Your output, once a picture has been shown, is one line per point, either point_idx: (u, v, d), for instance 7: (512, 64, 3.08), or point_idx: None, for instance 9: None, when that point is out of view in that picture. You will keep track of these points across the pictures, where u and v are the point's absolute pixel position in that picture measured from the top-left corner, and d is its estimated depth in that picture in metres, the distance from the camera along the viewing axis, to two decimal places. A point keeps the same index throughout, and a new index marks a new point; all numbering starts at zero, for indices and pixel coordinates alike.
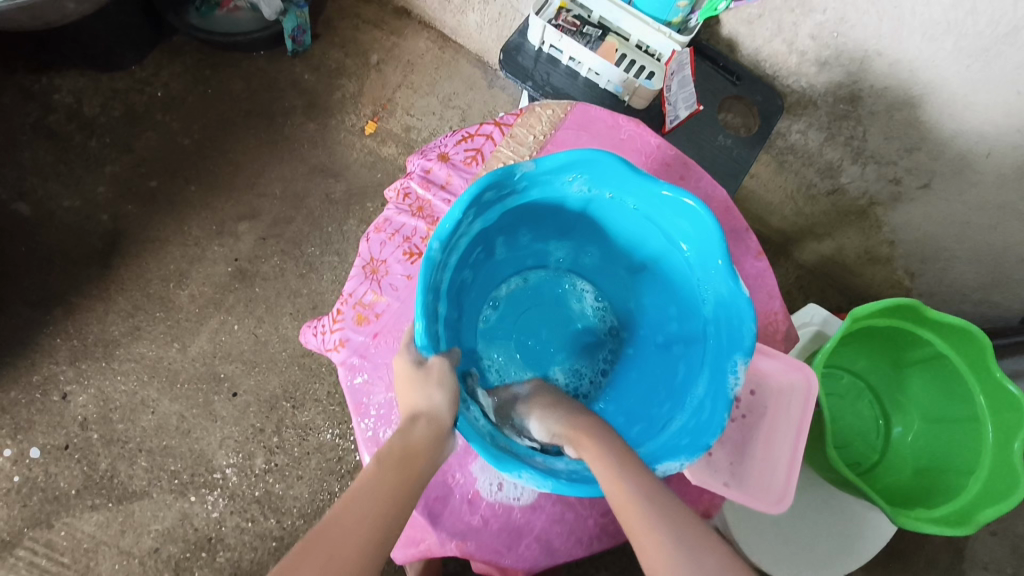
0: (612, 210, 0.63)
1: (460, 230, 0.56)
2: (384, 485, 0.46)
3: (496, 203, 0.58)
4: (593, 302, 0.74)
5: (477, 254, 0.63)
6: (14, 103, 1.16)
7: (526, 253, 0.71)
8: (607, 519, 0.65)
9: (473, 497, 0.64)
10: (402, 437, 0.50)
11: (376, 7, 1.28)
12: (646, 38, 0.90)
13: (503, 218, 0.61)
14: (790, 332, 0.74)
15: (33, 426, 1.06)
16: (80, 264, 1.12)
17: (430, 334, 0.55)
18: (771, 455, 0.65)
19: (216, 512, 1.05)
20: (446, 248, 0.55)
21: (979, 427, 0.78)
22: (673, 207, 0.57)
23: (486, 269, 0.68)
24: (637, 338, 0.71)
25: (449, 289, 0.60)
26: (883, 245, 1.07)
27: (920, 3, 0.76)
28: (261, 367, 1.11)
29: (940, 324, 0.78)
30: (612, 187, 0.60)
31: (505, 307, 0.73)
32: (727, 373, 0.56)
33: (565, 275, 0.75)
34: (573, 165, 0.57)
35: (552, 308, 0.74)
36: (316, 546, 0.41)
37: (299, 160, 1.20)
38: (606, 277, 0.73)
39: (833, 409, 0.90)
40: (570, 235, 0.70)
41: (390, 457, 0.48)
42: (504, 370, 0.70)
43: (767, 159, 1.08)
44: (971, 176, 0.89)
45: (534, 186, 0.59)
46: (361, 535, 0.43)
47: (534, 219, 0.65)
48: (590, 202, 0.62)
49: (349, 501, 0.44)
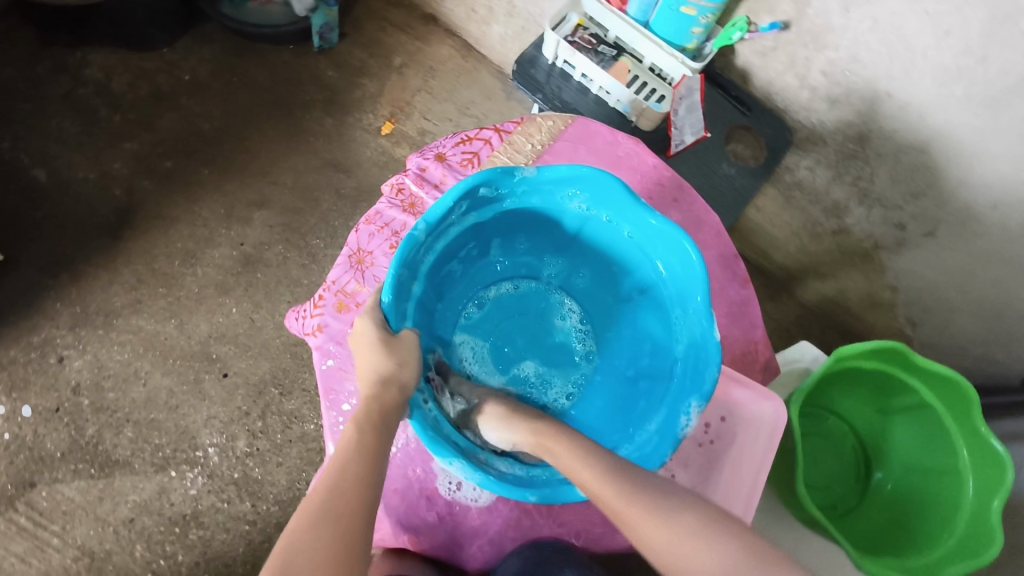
0: (608, 234, 0.64)
1: (449, 219, 0.57)
2: (369, 450, 0.49)
3: (491, 203, 0.59)
4: (577, 325, 0.73)
5: (468, 250, 0.65)
6: (47, 73, 1.21)
7: (520, 260, 0.71)
8: (562, 530, 0.68)
9: (431, 494, 0.66)
10: (377, 400, 0.52)
11: (404, 11, 1.31)
12: (659, 62, 0.91)
13: (497, 220, 0.62)
14: (770, 362, 0.75)
15: (28, 385, 1.08)
16: (91, 233, 1.15)
17: (396, 311, 0.56)
18: (733, 481, 0.67)
19: (194, 489, 1.07)
20: (433, 233, 0.57)
21: (960, 480, 0.76)
22: (664, 238, 0.59)
23: (476, 268, 0.69)
24: (612, 365, 0.70)
25: (431, 274, 0.61)
26: (886, 290, 1.05)
27: (932, 48, 0.76)
28: (253, 351, 1.13)
29: (927, 371, 0.76)
30: (610, 210, 0.61)
31: (489, 309, 0.72)
32: (681, 414, 0.57)
33: (556, 292, 0.74)
34: (574, 180, 0.58)
35: (534, 320, 0.73)
36: (321, 516, 0.45)
37: (313, 153, 1.23)
38: (594, 303, 0.72)
39: (813, 449, 0.87)
40: (567, 252, 0.70)
41: (367, 421, 0.51)
42: (474, 372, 0.70)
43: (773, 194, 1.05)
44: (976, 228, 0.88)
45: (532, 194, 0.60)
46: (360, 499, 0.47)
47: (531, 227, 0.66)
48: (587, 220, 0.63)
49: (342, 470, 0.48)
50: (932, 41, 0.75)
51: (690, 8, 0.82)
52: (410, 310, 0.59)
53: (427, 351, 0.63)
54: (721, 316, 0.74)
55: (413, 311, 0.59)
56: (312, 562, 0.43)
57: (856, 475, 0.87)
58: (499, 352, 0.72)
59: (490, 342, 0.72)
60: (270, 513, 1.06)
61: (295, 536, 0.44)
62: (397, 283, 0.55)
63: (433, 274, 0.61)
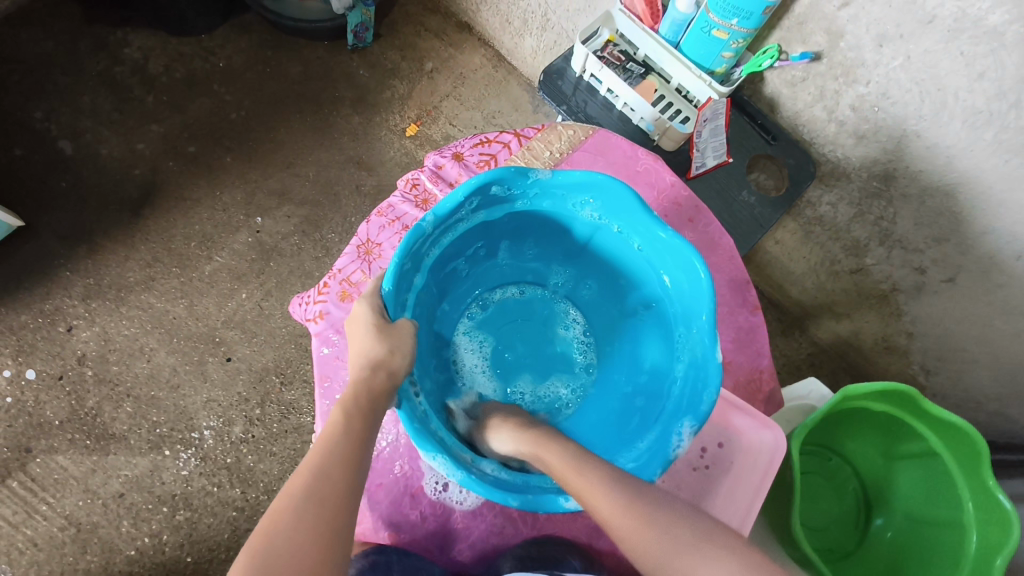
0: (618, 246, 0.64)
1: (459, 214, 0.58)
2: (355, 436, 0.49)
3: (502, 202, 0.59)
4: (581, 335, 0.74)
5: (476, 248, 0.65)
6: (88, 49, 1.24)
7: (527, 267, 0.73)
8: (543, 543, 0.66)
9: (416, 491, 0.66)
10: (365, 385, 0.52)
11: (441, 18, 1.33)
12: (686, 82, 0.91)
13: (507, 221, 0.63)
14: (773, 394, 0.73)
15: (35, 350, 1.10)
16: (113, 208, 1.17)
17: (395, 301, 0.56)
18: (729, 509, 0.66)
19: (185, 470, 1.07)
20: (440, 227, 0.57)
21: (960, 533, 0.72)
22: (673, 251, 0.58)
23: (483, 267, 0.70)
24: (609, 381, 0.70)
25: (435, 266, 0.62)
26: (901, 334, 1.03)
27: (965, 89, 0.74)
28: (259, 338, 1.13)
29: (936, 418, 0.73)
30: (622, 221, 0.61)
31: (493, 312, 0.74)
32: (673, 434, 0.56)
33: (561, 301, 0.75)
34: (587, 187, 0.59)
35: (537, 326, 0.74)
36: (305, 499, 0.45)
37: (337, 149, 1.24)
38: (598, 315, 0.73)
39: (812, 488, 0.85)
40: (574, 262, 0.71)
41: (354, 407, 0.51)
42: (471, 372, 0.70)
43: (794, 226, 1.05)
44: (999, 278, 0.85)
45: (544, 198, 0.60)
46: (345, 480, 0.47)
47: (540, 233, 0.66)
48: (597, 229, 0.63)
49: (327, 454, 0.48)
50: (965, 82, 0.74)
51: (722, 31, 0.81)
52: (409, 300, 0.59)
53: (425, 345, 0.64)
54: (727, 340, 0.73)
55: (413, 302, 0.59)
56: (294, 542, 0.43)
57: (857, 519, 0.84)
58: (497, 356, 0.72)
59: (490, 345, 0.73)
60: (258, 502, 1.06)
61: (280, 517, 0.44)
62: (398, 271, 0.56)
63: (437, 268, 0.62)
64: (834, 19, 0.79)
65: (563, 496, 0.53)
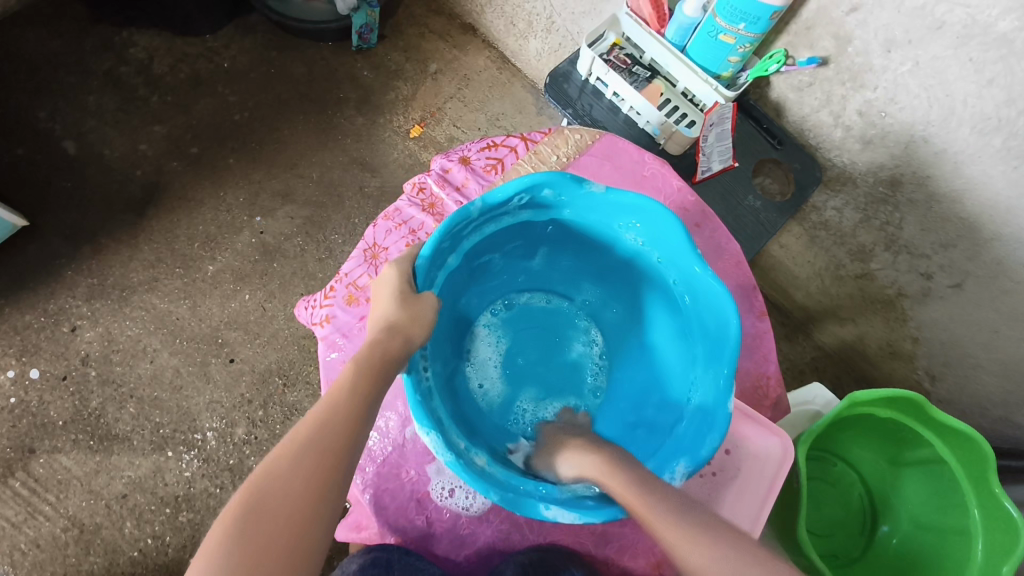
0: (654, 275, 0.64)
1: (507, 207, 0.59)
2: (362, 391, 0.50)
3: (548, 208, 0.61)
4: (597, 356, 0.77)
5: (513, 247, 0.68)
6: (93, 49, 1.24)
7: (560, 276, 0.75)
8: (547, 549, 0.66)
9: (422, 496, 0.66)
10: (382, 347, 0.52)
11: (445, 20, 1.33)
12: (692, 86, 0.91)
13: (549, 227, 0.65)
14: (780, 400, 0.73)
15: (39, 350, 1.10)
16: (117, 208, 1.17)
17: (426, 275, 0.58)
18: (735, 517, 0.65)
19: (188, 472, 1.06)
20: (486, 215, 0.59)
21: (965, 541, 0.72)
22: (707, 293, 0.58)
23: (516, 267, 0.72)
24: (612, 405, 0.73)
25: (470, 255, 0.63)
26: (906, 340, 1.03)
27: (973, 95, 0.74)
28: (262, 339, 1.13)
29: (943, 426, 0.73)
30: (664, 252, 0.61)
31: (515, 313, 0.77)
32: (666, 470, 0.56)
33: (584, 319, 0.78)
34: (636, 212, 0.59)
35: (554, 337, 0.77)
36: (304, 448, 0.47)
37: (341, 150, 1.24)
38: (616, 340, 0.75)
39: (817, 495, 0.84)
40: (608, 282, 0.72)
41: (366, 363, 0.51)
42: (482, 365, 0.73)
43: (799, 231, 1.05)
44: (1006, 284, 0.85)
45: (590, 213, 0.61)
46: (346, 441, 0.48)
47: (578, 246, 0.68)
48: (637, 256, 0.64)
49: (333, 404, 0.49)
50: (974, 88, 0.73)
51: (728, 36, 0.81)
52: (439, 278, 0.61)
53: (444, 324, 0.66)
54: None
55: (442, 280, 0.61)
56: (289, 488, 0.45)
57: (863, 526, 0.83)
58: (511, 356, 0.75)
59: (507, 343, 0.75)
60: None
61: (280, 462, 0.46)
62: (435, 250, 0.57)
63: (472, 256, 0.64)
64: (841, 24, 0.79)
65: (543, 504, 0.53)
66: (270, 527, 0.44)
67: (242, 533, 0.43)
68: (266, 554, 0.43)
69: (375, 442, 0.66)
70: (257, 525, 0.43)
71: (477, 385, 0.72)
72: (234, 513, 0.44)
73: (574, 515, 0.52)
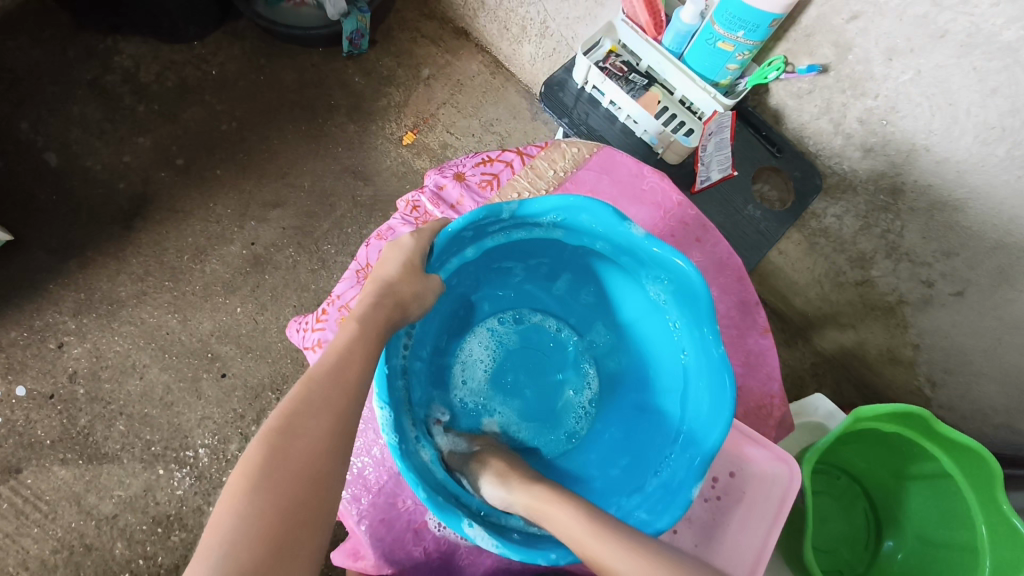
0: (665, 335, 0.65)
1: (541, 223, 0.61)
2: (369, 350, 0.52)
3: (583, 235, 0.62)
4: (585, 403, 0.74)
5: (542, 261, 0.69)
6: (77, 58, 1.21)
7: (579, 310, 0.75)
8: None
9: (419, 527, 0.64)
10: (385, 314, 0.54)
11: (437, 24, 1.30)
12: (690, 94, 0.89)
13: (577, 250, 0.66)
14: (784, 418, 0.72)
15: (25, 368, 1.07)
16: (104, 220, 1.15)
17: (440, 254, 0.60)
18: (742, 541, 0.64)
19: (180, 490, 1.04)
20: (518, 221, 0.61)
21: (972, 557, 0.71)
22: (714, 367, 0.58)
23: (537, 283, 0.73)
24: (584, 455, 0.69)
25: (484, 254, 0.65)
26: (906, 346, 1.02)
27: (977, 104, 0.73)
28: (255, 353, 1.11)
29: (949, 440, 0.71)
30: (683, 315, 0.62)
31: (521, 327, 0.76)
32: None
33: (586, 361, 0.75)
34: (669, 273, 0.61)
35: (547, 365, 0.75)
36: (321, 400, 0.48)
37: (333, 158, 1.22)
38: (610, 396, 0.73)
39: (821, 509, 0.84)
40: (622, 332, 0.71)
41: (368, 320, 0.53)
42: (470, 365, 0.73)
43: (798, 237, 1.04)
44: (1009, 292, 0.84)
45: (623, 255, 0.63)
46: (355, 399, 0.49)
47: (601, 279, 0.69)
48: (655, 311, 0.66)
49: (342, 356, 0.50)
50: (977, 97, 0.72)
51: (727, 43, 0.79)
52: (452, 263, 0.63)
53: (442, 305, 0.67)
54: (735, 365, 0.72)
55: (454, 266, 0.63)
56: (313, 437, 0.46)
57: (867, 541, 0.82)
58: (503, 371, 0.74)
59: (503, 355, 0.74)
60: None
61: (297, 413, 0.46)
62: (455, 235, 0.59)
63: (489, 254, 0.65)
64: (842, 32, 0.77)
65: (468, 521, 0.52)
66: (290, 482, 0.44)
67: (264, 491, 0.43)
68: (291, 511, 0.43)
69: (371, 470, 0.65)
70: (279, 484, 0.43)
71: (460, 384, 0.72)
72: (252, 472, 0.43)
73: (495, 543, 0.51)
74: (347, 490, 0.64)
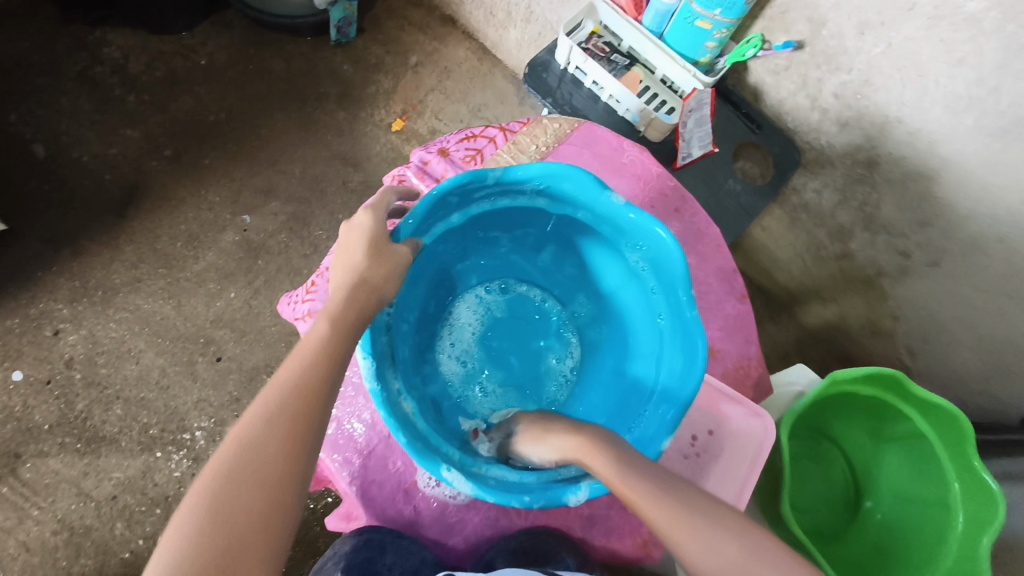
0: (642, 301, 0.68)
1: (526, 188, 0.63)
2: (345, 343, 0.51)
3: (566, 203, 0.64)
4: (567, 371, 0.76)
5: (529, 231, 0.72)
6: (66, 50, 1.22)
7: (564, 281, 0.77)
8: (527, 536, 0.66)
9: (409, 487, 0.66)
10: (364, 305, 0.54)
11: (425, 12, 1.32)
12: (670, 73, 0.92)
13: (561, 220, 0.68)
14: (761, 380, 0.74)
15: (21, 355, 1.09)
16: (97, 209, 1.16)
17: (424, 221, 0.62)
18: (720, 494, 0.67)
19: (179, 471, 1.07)
20: (503, 187, 0.63)
21: (946, 511, 0.74)
22: (688, 330, 0.61)
23: (524, 253, 0.76)
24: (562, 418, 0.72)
25: (470, 220, 0.67)
26: (886, 318, 1.04)
27: (945, 75, 0.75)
28: (249, 337, 1.13)
29: (922, 401, 0.74)
30: (660, 281, 0.64)
31: (508, 296, 0.78)
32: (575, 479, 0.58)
33: (569, 332, 0.78)
34: (648, 241, 0.63)
35: (530, 335, 0.77)
36: (293, 394, 0.47)
37: (323, 145, 1.23)
38: (592, 365, 0.75)
39: (801, 471, 0.86)
40: (603, 301, 0.74)
41: (347, 308, 0.53)
42: (458, 329, 0.75)
43: (779, 214, 1.06)
44: (982, 260, 0.85)
45: (603, 224, 0.65)
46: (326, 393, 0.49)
47: (584, 250, 0.71)
48: (634, 280, 0.68)
49: (317, 350, 0.50)
50: (945, 68, 0.74)
51: (705, 21, 0.81)
52: (438, 228, 0.65)
53: (430, 270, 0.69)
54: (715, 330, 0.74)
55: (440, 232, 0.65)
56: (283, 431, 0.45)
57: (847, 501, 0.85)
58: (488, 337, 0.76)
59: (489, 322, 0.77)
60: None
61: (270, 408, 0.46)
62: (440, 199, 0.61)
63: (476, 221, 0.67)
64: (816, 8, 0.80)
65: (445, 466, 0.54)
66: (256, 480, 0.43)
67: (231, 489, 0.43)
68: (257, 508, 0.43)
69: (362, 433, 0.67)
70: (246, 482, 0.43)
71: (448, 349, 0.74)
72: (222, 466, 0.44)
73: (471, 486, 0.54)
74: (338, 452, 0.66)
